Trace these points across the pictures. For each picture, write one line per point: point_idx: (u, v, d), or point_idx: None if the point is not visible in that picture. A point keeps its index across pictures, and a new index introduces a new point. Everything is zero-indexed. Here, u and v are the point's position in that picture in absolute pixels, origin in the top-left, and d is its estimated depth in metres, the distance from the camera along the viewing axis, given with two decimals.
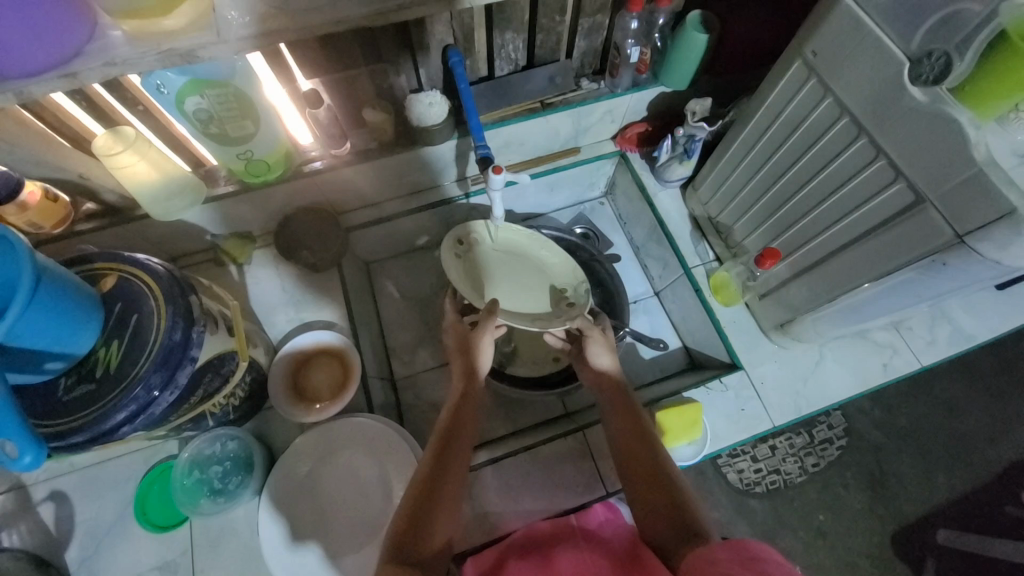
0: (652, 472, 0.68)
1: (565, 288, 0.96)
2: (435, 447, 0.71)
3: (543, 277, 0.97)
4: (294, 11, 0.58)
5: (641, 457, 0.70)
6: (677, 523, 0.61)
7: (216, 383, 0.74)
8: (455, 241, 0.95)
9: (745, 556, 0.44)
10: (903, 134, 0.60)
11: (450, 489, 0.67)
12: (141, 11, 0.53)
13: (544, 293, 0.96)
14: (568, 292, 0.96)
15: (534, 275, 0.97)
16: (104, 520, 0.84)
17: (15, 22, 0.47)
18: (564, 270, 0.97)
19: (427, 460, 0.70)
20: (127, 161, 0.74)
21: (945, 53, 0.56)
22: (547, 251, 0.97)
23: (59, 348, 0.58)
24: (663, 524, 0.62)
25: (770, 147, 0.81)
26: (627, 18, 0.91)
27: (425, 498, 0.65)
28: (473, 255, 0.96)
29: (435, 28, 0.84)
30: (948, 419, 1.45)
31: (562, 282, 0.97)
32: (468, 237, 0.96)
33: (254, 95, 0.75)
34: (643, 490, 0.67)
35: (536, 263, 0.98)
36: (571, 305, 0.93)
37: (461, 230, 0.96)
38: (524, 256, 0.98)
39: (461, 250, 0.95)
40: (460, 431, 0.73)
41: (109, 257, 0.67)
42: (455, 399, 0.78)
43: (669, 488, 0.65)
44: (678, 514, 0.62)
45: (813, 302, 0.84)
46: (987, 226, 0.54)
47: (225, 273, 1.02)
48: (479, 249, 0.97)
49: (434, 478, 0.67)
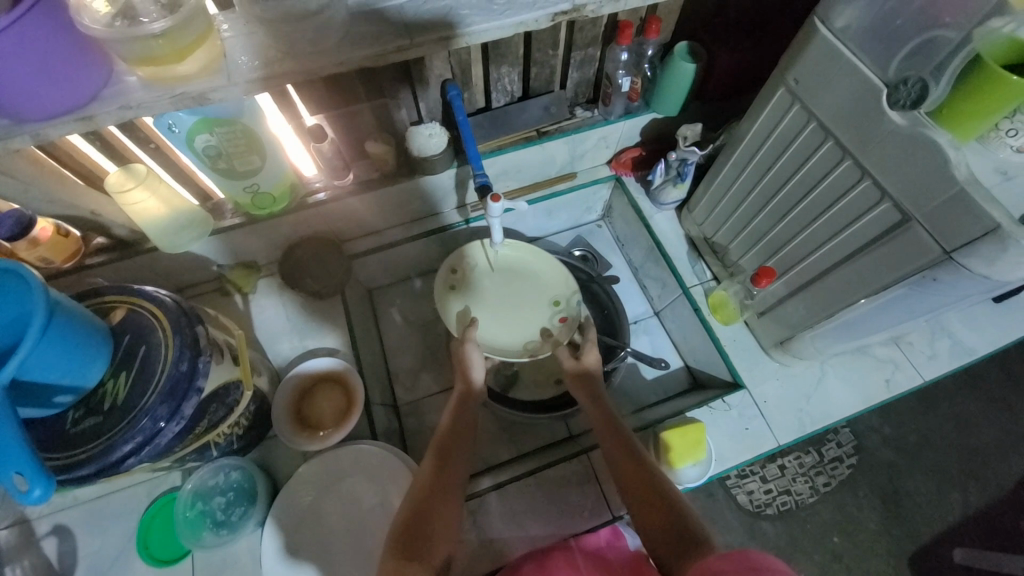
0: (641, 475, 0.70)
1: (559, 300, 0.97)
2: (434, 458, 0.74)
3: (538, 293, 0.98)
4: (301, 54, 0.62)
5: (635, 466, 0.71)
6: (672, 522, 0.63)
7: (221, 413, 0.75)
8: (449, 271, 0.97)
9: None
10: (885, 157, 0.62)
11: (449, 498, 0.70)
12: (156, 59, 0.56)
13: (541, 307, 0.97)
14: (563, 305, 0.97)
15: (531, 289, 0.98)
16: (107, 554, 0.83)
17: (35, 68, 0.51)
18: (558, 284, 0.98)
19: (427, 472, 0.72)
20: (137, 198, 0.78)
21: (921, 79, 0.60)
22: (546, 268, 0.99)
23: (70, 381, 0.59)
24: (656, 526, 0.64)
25: (761, 169, 0.83)
26: (617, 51, 0.94)
27: (425, 507, 0.67)
28: (469, 278, 0.98)
29: (434, 64, 0.88)
30: (957, 434, 1.44)
31: (557, 294, 0.98)
32: (463, 265, 0.98)
33: (261, 131, 0.78)
34: (636, 497, 0.68)
35: (533, 276, 0.99)
36: (566, 321, 0.95)
37: (454, 259, 0.98)
38: (523, 271, 1.00)
39: (455, 279, 0.97)
40: (456, 450, 0.75)
41: (120, 291, 0.69)
42: (451, 411, 0.81)
43: (659, 493, 0.67)
44: (672, 516, 0.63)
45: (810, 319, 0.85)
46: (973, 243, 0.56)
47: (231, 302, 1.04)
48: (473, 272, 0.98)
49: (433, 488, 0.70)
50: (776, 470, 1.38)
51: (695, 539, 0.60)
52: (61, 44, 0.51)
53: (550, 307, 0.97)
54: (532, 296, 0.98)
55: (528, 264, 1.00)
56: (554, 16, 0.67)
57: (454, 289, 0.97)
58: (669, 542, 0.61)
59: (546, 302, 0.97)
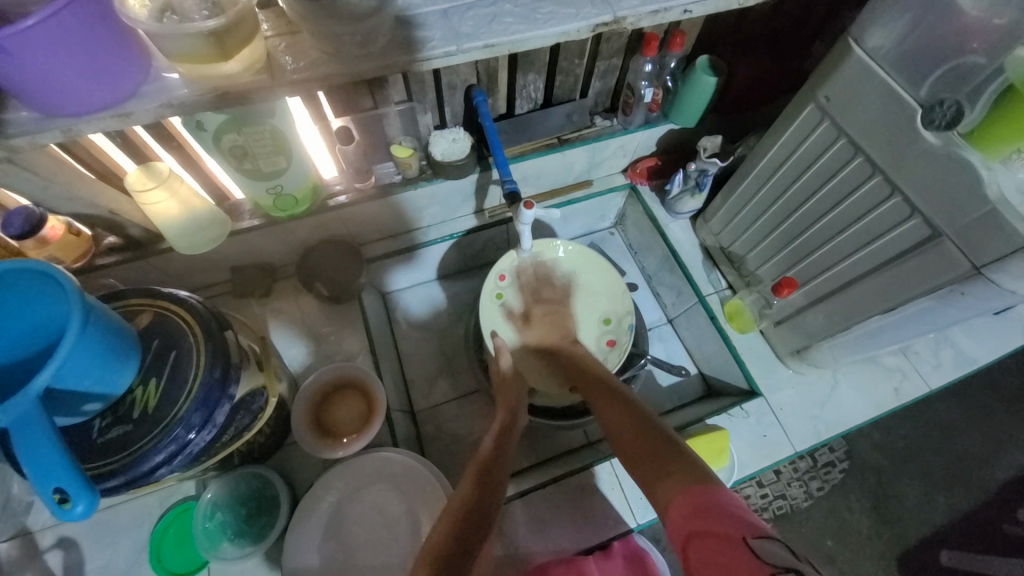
0: (637, 423, 0.67)
1: (610, 320, 0.98)
2: (474, 482, 0.68)
3: (592, 308, 0.99)
4: (347, 57, 0.62)
5: (629, 416, 0.69)
6: (663, 452, 0.60)
7: (247, 420, 0.72)
8: (498, 277, 0.98)
9: (749, 537, 0.46)
10: (917, 175, 0.65)
11: (489, 519, 0.64)
12: (201, 57, 0.54)
13: (589, 327, 0.98)
14: (613, 325, 0.98)
15: (584, 305, 0.99)
16: (117, 567, 0.80)
17: (77, 63, 0.49)
18: (611, 300, 1.00)
19: (463, 491, 0.67)
20: (156, 198, 0.76)
21: (957, 102, 0.62)
22: (605, 284, 1.00)
23: (100, 389, 0.56)
24: (646, 461, 0.61)
25: (785, 181, 0.85)
26: (642, 61, 0.94)
27: (463, 526, 0.61)
28: (518, 285, 0.99)
29: (462, 69, 0.87)
30: (943, 440, 1.49)
31: (610, 313, 0.99)
32: (513, 272, 0.99)
33: (289, 132, 0.77)
34: (635, 440, 0.65)
35: (588, 286, 1.01)
36: (614, 344, 0.97)
37: (505, 264, 0.98)
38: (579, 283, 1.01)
39: (503, 288, 0.98)
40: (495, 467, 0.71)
41: (145, 293, 0.66)
42: (494, 436, 0.77)
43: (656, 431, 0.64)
44: (659, 449, 0.61)
45: (829, 329, 0.87)
46: (1002, 259, 0.58)
47: (244, 304, 1.02)
48: (522, 278, 0.99)
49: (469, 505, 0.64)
50: (772, 475, 1.41)
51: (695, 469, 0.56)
52: (107, 39, 0.50)
53: (601, 326, 0.98)
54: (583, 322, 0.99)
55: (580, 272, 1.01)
56: (595, 27, 0.68)
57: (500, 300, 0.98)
58: (659, 471, 0.58)
59: (598, 320, 0.98)
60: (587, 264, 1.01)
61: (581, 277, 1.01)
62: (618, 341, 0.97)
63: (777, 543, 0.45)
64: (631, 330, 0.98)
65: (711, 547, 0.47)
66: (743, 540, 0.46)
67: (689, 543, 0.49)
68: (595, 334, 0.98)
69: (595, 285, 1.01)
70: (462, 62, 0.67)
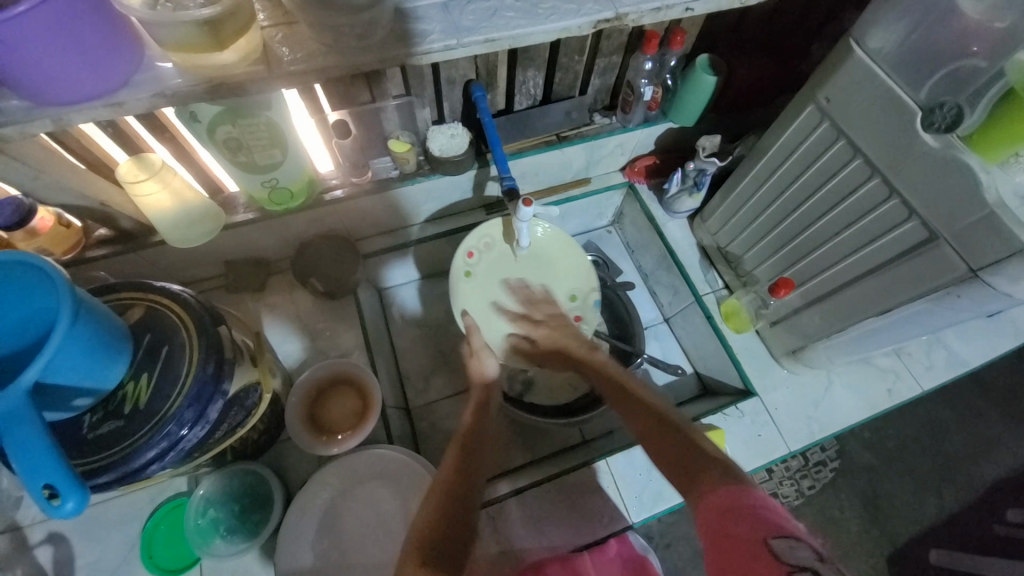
0: (649, 413, 0.65)
1: (576, 296, 1.01)
2: (456, 456, 0.68)
3: (558, 285, 1.01)
4: (345, 49, 0.61)
5: (640, 407, 0.67)
6: (691, 447, 0.58)
7: (240, 416, 0.71)
8: (467, 254, 0.97)
9: (773, 539, 0.46)
10: (916, 176, 0.65)
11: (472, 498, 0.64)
12: (195, 47, 0.53)
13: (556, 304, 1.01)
14: (579, 300, 1.01)
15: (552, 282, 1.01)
16: (107, 563, 0.79)
17: (68, 52, 0.48)
18: (578, 277, 1.02)
19: (446, 469, 0.67)
20: (148, 189, 0.74)
21: (957, 104, 0.61)
22: (575, 263, 1.02)
23: (90, 384, 0.55)
24: (673, 455, 0.59)
25: (784, 181, 0.85)
26: (641, 59, 0.94)
27: (448, 506, 0.62)
28: (488, 262, 0.99)
29: (461, 64, 0.86)
30: (933, 440, 1.50)
31: (575, 289, 1.02)
32: (482, 251, 0.98)
33: (285, 125, 0.76)
34: (649, 432, 0.64)
35: (557, 264, 1.02)
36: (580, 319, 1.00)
37: (473, 241, 0.98)
38: (548, 261, 1.02)
39: (472, 265, 0.98)
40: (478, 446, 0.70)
41: (138, 287, 0.65)
42: (471, 413, 0.76)
43: (670, 421, 0.63)
44: (688, 442, 0.59)
45: (825, 330, 0.87)
46: (999, 262, 0.58)
47: (238, 299, 1.01)
48: (492, 255, 0.99)
49: (455, 488, 0.64)
50: (764, 474, 1.42)
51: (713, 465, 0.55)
52: (99, 26, 0.48)
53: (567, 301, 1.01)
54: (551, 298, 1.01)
55: (550, 251, 1.01)
56: (597, 23, 0.67)
57: (469, 277, 0.98)
58: (688, 467, 0.56)
59: (564, 296, 1.01)
60: (559, 246, 1.01)
61: (551, 255, 1.01)
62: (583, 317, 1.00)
63: (803, 546, 0.45)
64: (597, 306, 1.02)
65: (734, 550, 0.47)
66: (765, 541, 0.46)
67: (712, 541, 0.49)
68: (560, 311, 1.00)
69: (563, 265, 1.02)
70: (463, 57, 0.66)
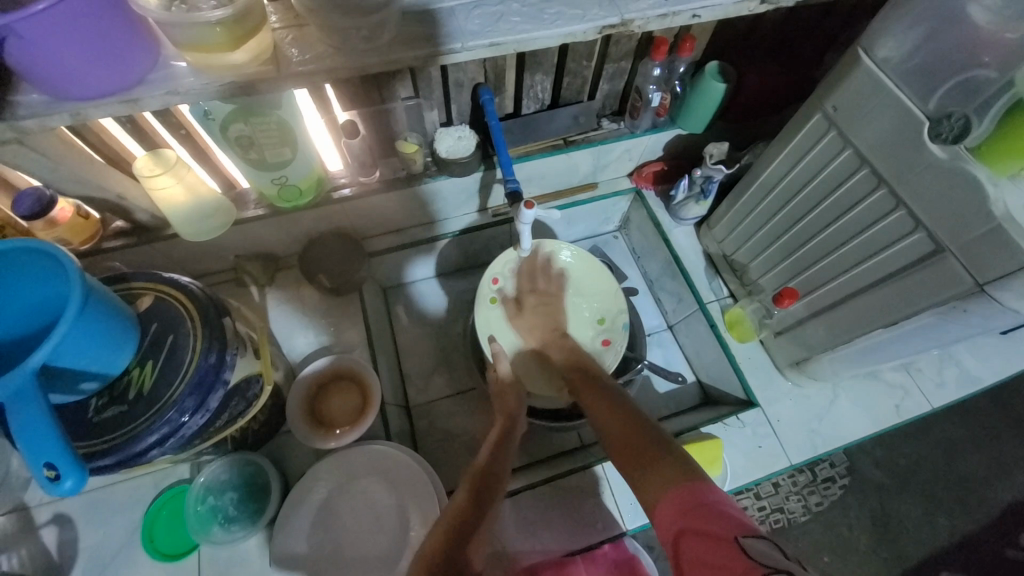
0: (621, 419, 0.68)
1: (604, 318, 0.97)
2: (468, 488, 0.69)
3: (586, 308, 0.98)
4: (352, 51, 0.62)
5: (613, 414, 0.70)
6: (650, 447, 0.61)
7: (242, 406, 0.73)
8: (493, 282, 0.97)
9: (741, 537, 0.46)
10: (922, 187, 0.64)
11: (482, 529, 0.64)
12: (207, 47, 0.55)
13: (584, 327, 0.96)
14: (608, 323, 0.97)
15: (580, 305, 0.98)
16: (110, 546, 0.81)
17: (84, 48, 0.49)
18: (606, 299, 0.99)
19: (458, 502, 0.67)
20: (164, 184, 0.77)
21: (965, 116, 0.60)
22: (599, 285, 0.99)
23: (97, 368, 0.57)
24: (632, 457, 0.61)
25: (790, 190, 0.84)
26: (650, 65, 0.94)
27: (454, 530, 0.62)
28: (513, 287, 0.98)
29: (469, 67, 0.87)
30: (947, 460, 1.46)
31: (604, 312, 0.98)
32: (506, 276, 0.98)
33: (296, 125, 0.78)
34: (619, 435, 0.66)
35: (585, 287, 0.99)
36: (609, 343, 0.95)
37: (498, 267, 0.97)
38: (575, 283, 0.99)
39: (498, 292, 0.97)
40: (492, 479, 0.71)
41: (148, 278, 0.68)
42: (489, 447, 0.77)
43: (639, 427, 0.66)
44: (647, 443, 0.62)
45: (829, 341, 0.86)
46: (1006, 277, 0.57)
47: (246, 293, 1.03)
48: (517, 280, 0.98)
49: (465, 519, 0.64)
50: (770, 487, 1.39)
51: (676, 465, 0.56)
52: (114, 25, 0.50)
53: (596, 326, 0.97)
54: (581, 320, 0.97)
55: (579, 274, 1.00)
56: (601, 29, 0.68)
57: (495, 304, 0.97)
58: (646, 466, 0.58)
59: (592, 320, 0.97)
60: (584, 269, 1.00)
61: (579, 279, 0.99)
62: (613, 340, 0.95)
63: (766, 542, 0.45)
64: (626, 329, 0.97)
65: (702, 548, 0.47)
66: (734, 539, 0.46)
67: (679, 540, 0.49)
68: (588, 334, 0.96)
69: (590, 288, 0.99)
70: (467, 60, 0.67)
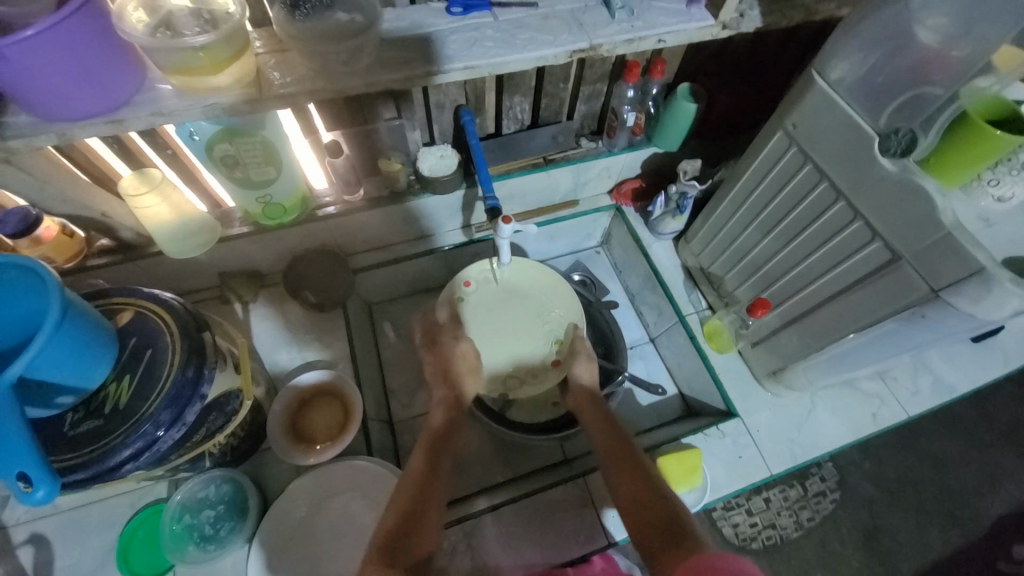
0: (631, 468, 0.68)
1: (559, 340, 1.00)
2: (422, 457, 0.72)
3: (541, 326, 1.01)
4: (335, 74, 0.65)
5: (622, 456, 0.71)
6: (663, 513, 0.60)
7: (219, 422, 0.73)
8: (464, 282, 1.02)
9: None
10: (876, 200, 0.67)
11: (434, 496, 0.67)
12: (191, 70, 0.57)
13: (536, 339, 1.00)
14: (561, 347, 0.99)
15: (537, 322, 1.01)
16: (84, 567, 0.80)
17: (70, 70, 0.52)
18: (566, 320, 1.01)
19: (415, 469, 0.71)
20: (148, 203, 0.79)
21: (911, 131, 0.65)
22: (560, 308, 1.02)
23: (74, 382, 0.58)
24: (649, 525, 0.60)
25: (758, 204, 0.87)
26: (624, 87, 0.98)
27: (412, 502, 0.65)
28: (481, 293, 1.02)
29: (450, 90, 0.91)
30: (936, 472, 1.47)
31: (558, 333, 1.00)
32: (478, 279, 1.03)
33: (280, 144, 0.80)
34: (624, 480, 0.67)
35: (550, 306, 1.02)
36: (557, 363, 0.99)
37: (472, 271, 1.03)
38: (536, 300, 1.03)
39: (467, 292, 1.02)
40: (444, 447, 0.74)
41: (128, 293, 0.68)
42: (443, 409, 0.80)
43: (648, 479, 0.66)
44: (668, 514, 0.60)
45: (803, 351, 0.88)
46: (959, 282, 0.60)
47: (231, 310, 1.04)
48: (488, 288, 1.03)
49: (426, 487, 0.68)
50: (761, 503, 1.39)
51: (686, 535, 0.56)
52: (100, 49, 0.53)
53: (548, 343, 1.00)
54: (536, 332, 1.00)
55: (545, 289, 1.03)
56: (572, 53, 0.71)
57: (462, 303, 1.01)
58: (661, 539, 0.57)
59: (547, 337, 1.00)
60: (548, 284, 1.04)
61: (540, 296, 1.03)
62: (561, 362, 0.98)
63: None
64: None
65: None
66: None
67: None
68: (539, 347, 1.00)
69: (550, 304, 1.02)
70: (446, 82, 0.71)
